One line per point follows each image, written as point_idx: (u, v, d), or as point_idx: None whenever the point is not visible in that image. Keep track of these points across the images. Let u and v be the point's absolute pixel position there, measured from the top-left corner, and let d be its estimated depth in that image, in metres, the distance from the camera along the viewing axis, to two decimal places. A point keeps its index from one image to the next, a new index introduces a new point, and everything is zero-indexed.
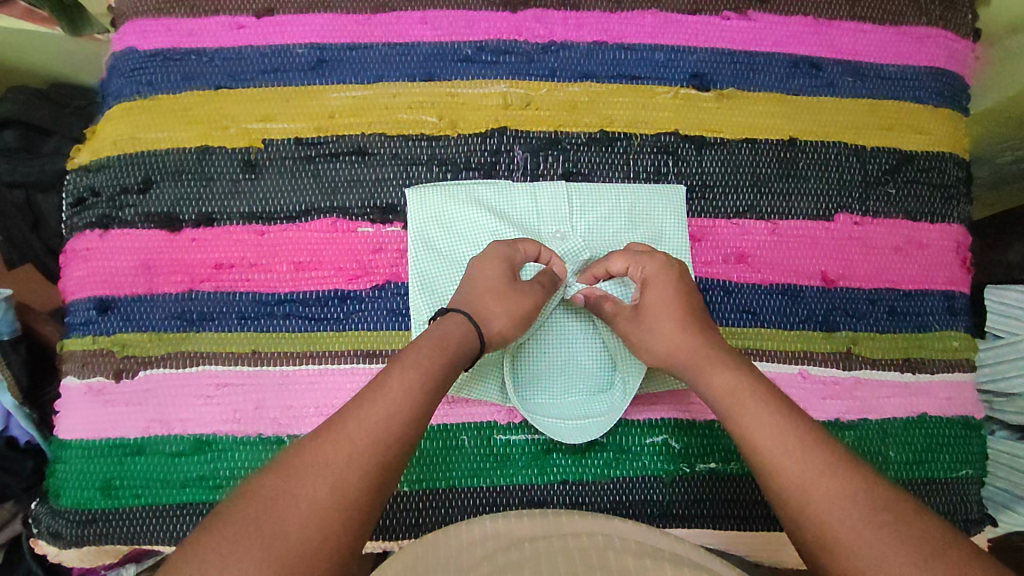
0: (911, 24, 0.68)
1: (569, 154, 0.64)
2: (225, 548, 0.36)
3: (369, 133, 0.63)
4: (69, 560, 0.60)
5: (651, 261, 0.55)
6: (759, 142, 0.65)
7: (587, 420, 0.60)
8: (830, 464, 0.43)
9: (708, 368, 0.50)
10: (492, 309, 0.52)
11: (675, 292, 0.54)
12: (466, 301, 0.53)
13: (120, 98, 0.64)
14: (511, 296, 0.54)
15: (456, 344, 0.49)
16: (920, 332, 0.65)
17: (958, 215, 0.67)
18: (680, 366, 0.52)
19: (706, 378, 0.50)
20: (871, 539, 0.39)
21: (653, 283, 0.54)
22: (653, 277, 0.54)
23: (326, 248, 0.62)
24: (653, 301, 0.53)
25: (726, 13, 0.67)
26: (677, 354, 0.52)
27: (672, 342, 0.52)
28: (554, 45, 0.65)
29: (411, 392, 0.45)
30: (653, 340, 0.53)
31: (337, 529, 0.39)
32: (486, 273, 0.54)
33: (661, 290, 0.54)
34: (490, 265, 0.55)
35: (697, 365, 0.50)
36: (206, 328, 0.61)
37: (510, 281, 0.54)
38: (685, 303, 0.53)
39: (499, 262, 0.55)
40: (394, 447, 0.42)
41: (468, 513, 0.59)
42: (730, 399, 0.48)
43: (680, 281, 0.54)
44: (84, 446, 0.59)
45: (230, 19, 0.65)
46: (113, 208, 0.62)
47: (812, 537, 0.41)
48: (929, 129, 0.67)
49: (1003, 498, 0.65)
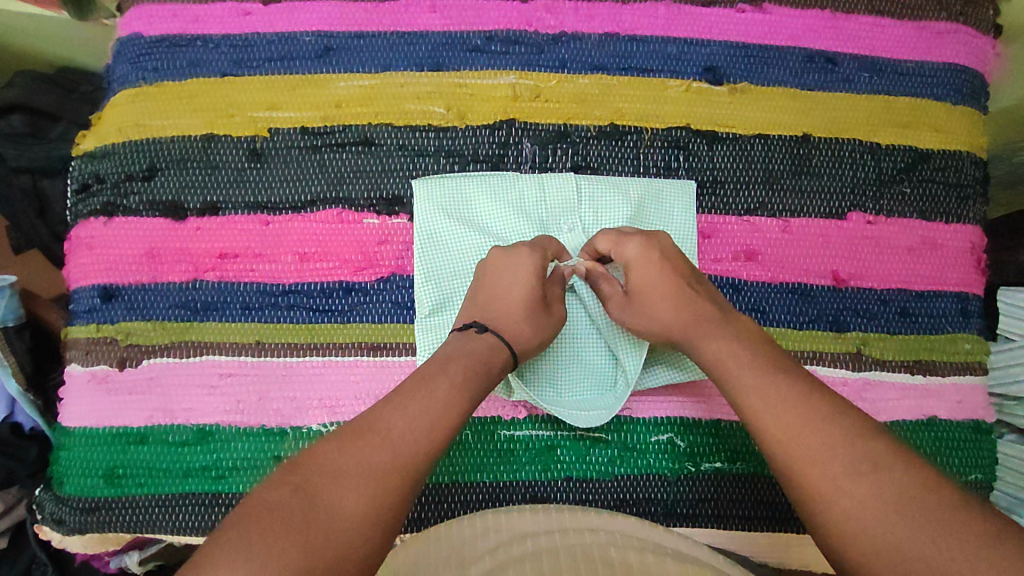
0: (930, 18, 0.66)
1: (578, 148, 0.63)
2: (237, 532, 0.36)
3: (376, 123, 0.63)
4: (72, 547, 0.60)
5: (632, 243, 0.54)
6: (772, 138, 0.64)
7: (576, 409, 0.59)
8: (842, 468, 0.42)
9: (703, 334, 0.51)
10: (525, 330, 0.53)
11: (661, 265, 0.54)
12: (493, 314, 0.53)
13: (126, 83, 0.63)
14: (538, 318, 0.54)
15: (497, 362, 0.51)
16: (932, 334, 0.64)
17: (974, 216, 0.65)
18: (675, 332, 0.53)
19: (704, 341, 0.51)
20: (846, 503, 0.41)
21: (636, 267, 0.54)
22: (634, 260, 0.54)
23: (331, 239, 0.61)
24: (639, 285, 0.54)
25: (741, 6, 0.65)
26: (678, 321, 0.53)
27: (666, 313, 0.53)
28: (565, 36, 0.64)
29: (443, 398, 0.46)
30: (647, 320, 0.54)
31: (351, 514, 0.38)
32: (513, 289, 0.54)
33: (646, 271, 0.54)
34: (511, 268, 0.55)
35: (691, 334, 0.52)
36: (209, 318, 0.60)
37: (530, 293, 0.54)
38: (669, 278, 0.53)
39: (522, 271, 0.54)
40: (407, 436, 0.43)
41: (471, 508, 0.59)
42: (724, 367, 0.50)
43: (664, 256, 0.54)
44: (86, 434, 0.59)
45: (237, 5, 0.64)
46: (118, 195, 0.62)
47: (828, 511, 0.41)
48: (946, 127, 0.65)
49: (1009, 502, 0.64)
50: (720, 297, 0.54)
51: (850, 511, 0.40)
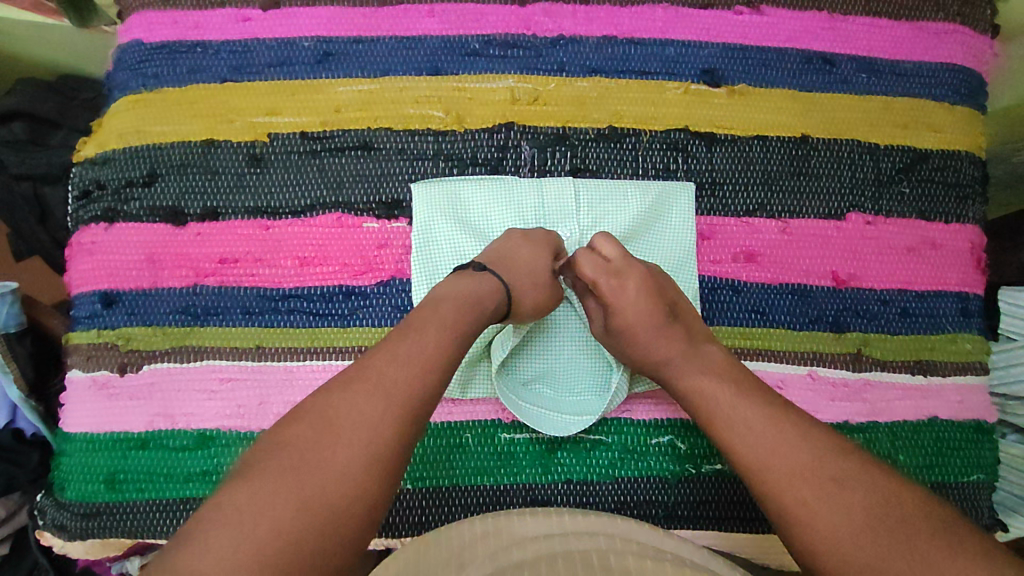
0: (928, 19, 0.66)
1: (577, 151, 0.63)
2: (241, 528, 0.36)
3: (374, 128, 0.63)
4: (74, 552, 0.60)
5: (609, 284, 0.55)
6: (770, 139, 0.64)
7: (566, 417, 0.59)
8: (827, 490, 0.43)
9: (677, 371, 0.53)
10: (528, 296, 0.54)
11: (640, 304, 0.54)
12: (503, 273, 0.53)
13: (126, 90, 0.64)
14: (548, 287, 0.56)
15: (465, 307, 0.50)
16: (933, 334, 0.64)
17: (974, 215, 0.65)
18: (652, 371, 0.55)
19: (679, 379, 0.53)
20: (824, 512, 0.42)
21: (615, 311, 0.55)
22: (612, 304, 0.55)
23: (331, 243, 0.61)
24: (619, 326, 0.55)
25: (739, 8, 0.66)
26: (653, 359, 0.54)
27: (643, 353, 0.54)
28: (563, 39, 0.64)
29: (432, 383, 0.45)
30: (631, 358, 0.56)
31: (339, 527, 0.38)
32: (533, 258, 0.55)
33: (624, 313, 0.54)
34: (503, 250, 0.56)
35: (666, 372, 0.54)
36: (211, 322, 0.61)
37: (515, 261, 0.55)
38: (648, 320, 0.54)
39: (515, 245, 0.56)
40: (386, 413, 0.42)
41: (471, 511, 0.59)
42: (697, 397, 0.51)
43: (642, 295, 0.54)
44: (88, 439, 0.59)
45: (236, 11, 0.64)
46: (118, 201, 0.62)
47: (811, 523, 0.42)
48: (945, 127, 0.66)
49: (1013, 502, 0.65)
50: (695, 327, 0.55)
51: (844, 529, 0.41)
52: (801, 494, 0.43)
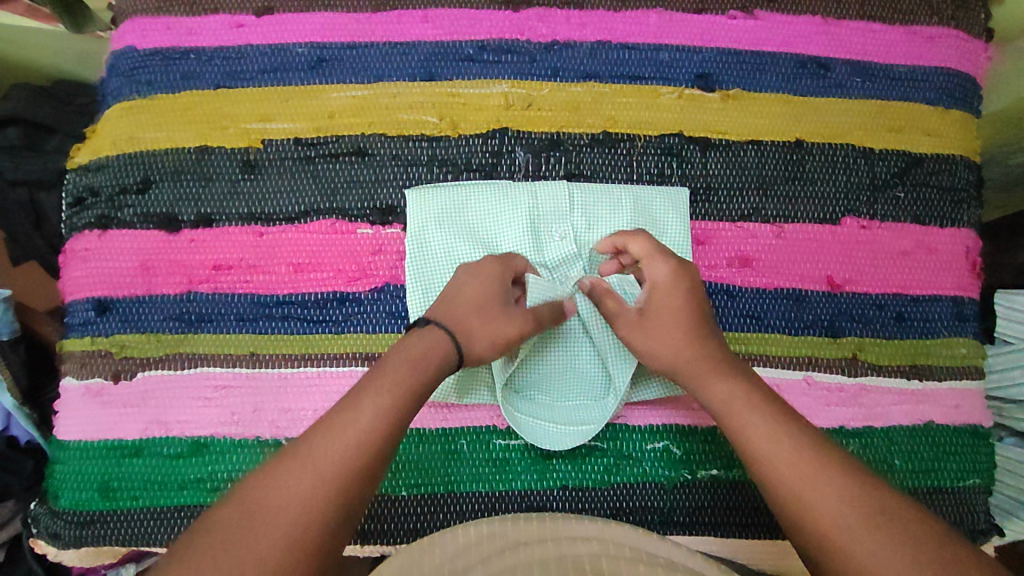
0: (922, 23, 0.66)
1: (572, 156, 0.63)
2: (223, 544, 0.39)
3: (368, 133, 0.63)
4: (68, 560, 0.60)
5: (665, 264, 0.55)
6: (765, 144, 0.64)
7: (563, 428, 0.59)
8: (871, 522, 0.42)
9: (717, 368, 0.52)
10: (477, 329, 0.51)
11: (692, 293, 0.54)
12: (453, 316, 0.51)
13: (119, 97, 0.64)
14: (499, 317, 0.52)
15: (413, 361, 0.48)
16: (928, 339, 0.63)
17: (969, 219, 0.65)
18: (682, 363, 0.53)
19: (720, 377, 0.51)
20: (870, 542, 0.41)
21: (665, 292, 0.54)
22: (664, 284, 0.54)
23: (325, 250, 0.61)
24: (663, 308, 0.54)
25: (733, 13, 0.66)
26: (690, 351, 0.52)
27: (678, 340, 0.53)
28: (557, 45, 0.64)
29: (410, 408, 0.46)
30: (651, 346, 0.54)
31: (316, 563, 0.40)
32: (477, 288, 0.52)
33: (672, 295, 0.54)
34: (458, 285, 0.53)
35: (704, 369, 0.52)
36: (205, 329, 0.60)
37: (464, 302, 0.52)
38: (695, 310, 0.53)
39: (470, 279, 0.53)
40: (362, 445, 0.43)
41: (466, 518, 0.59)
42: (733, 405, 0.50)
43: (694, 287, 0.54)
44: (82, 446, 0.59)
45: (229, 17, 0.64)
46: (112, 208, 0.62)
47: (848, 553, 0.41)
48: (939, 131, 0.65)
49: (1009, 505, 0.65)
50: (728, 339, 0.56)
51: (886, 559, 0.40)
52: (835, 522, 0.43)
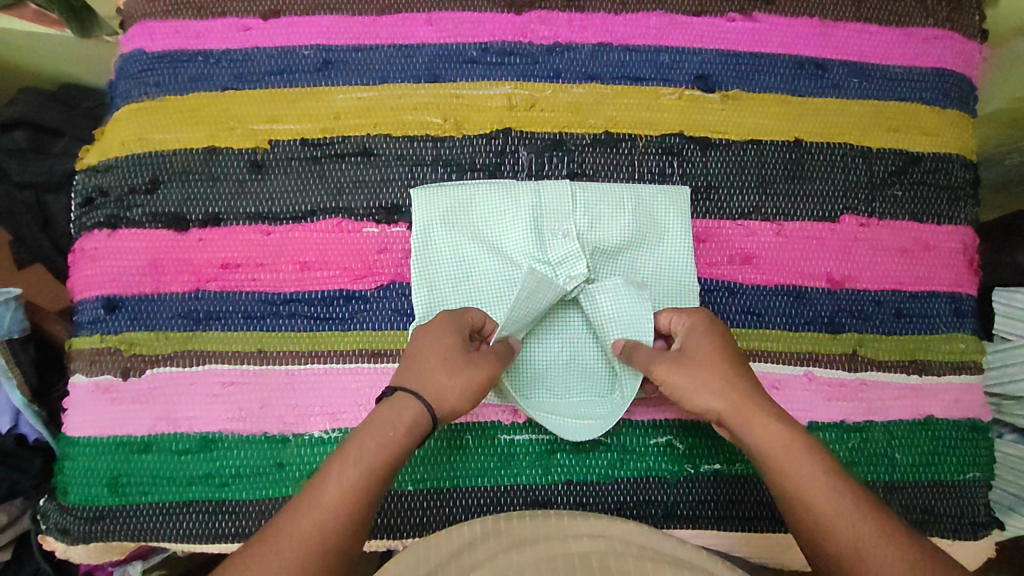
0: (918, 25, 0.68)
1: (574, 156, 0.64)
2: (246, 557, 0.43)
3: (374, 134, 0.64)
4: (77, 557, 0.60)
5: (696, 315, 0.56)
6: (764, 144, 0.65)
7: (574, 420, 0.59)
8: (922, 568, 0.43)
9: (762, 410, 0.50)
10: (446, 384, 0.50)
11: (723, 337, 0.54)
12: (418, 377, 0.51)
13: (129, 99, 0.65)
14: (463, 368, 0.51)
15: (384, 424, 0.48)
16: (926, 334, 0.64)
17: (966, 216, 0.66)
18: (731, 402, 0.51)
19: (768, 421, 0.50)
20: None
21: (700, 334, 0.54)
22: (699, 327, 0.55)
23: (331, 248, 0.62)
24: (702, 348, 0.53)
25: (732, 15, 0.67)
26: (736, 394, 0.51)
27: (724, 380, 0.51)
28: (559, 47, 0.65)
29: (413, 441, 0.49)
30: (696, 387, 0.52)
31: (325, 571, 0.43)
32: (435, 344, 0.52)
33: (707, 337, 0.54)
34: (419, 345, 0.53)
35: (750, 411, 0.50)
36: (212, 327, 0.61)
37: (427, 358, 0.51)
38: (731, 353, 0.53)
39: (430, 336, 0.53)
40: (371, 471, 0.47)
41: (472, 513, 0.59)
42: (783, 454, 0.48)
43: (724, 333, 0.55)
44: (91, 442, 0.60)
45: (237, 21, 0.65)
46: (121, 208, 0.63)
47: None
48: (935, 130, 0.67)
49: (1009, 502, 0.65)
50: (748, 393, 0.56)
51: None
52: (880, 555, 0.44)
